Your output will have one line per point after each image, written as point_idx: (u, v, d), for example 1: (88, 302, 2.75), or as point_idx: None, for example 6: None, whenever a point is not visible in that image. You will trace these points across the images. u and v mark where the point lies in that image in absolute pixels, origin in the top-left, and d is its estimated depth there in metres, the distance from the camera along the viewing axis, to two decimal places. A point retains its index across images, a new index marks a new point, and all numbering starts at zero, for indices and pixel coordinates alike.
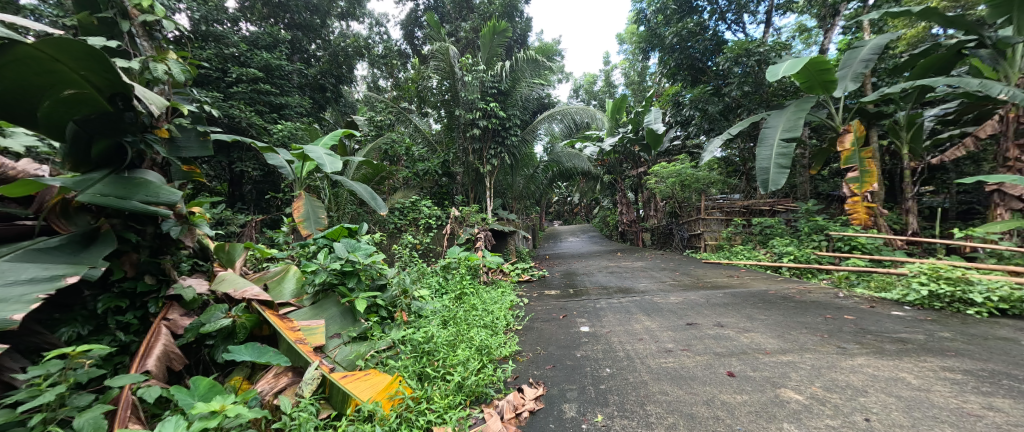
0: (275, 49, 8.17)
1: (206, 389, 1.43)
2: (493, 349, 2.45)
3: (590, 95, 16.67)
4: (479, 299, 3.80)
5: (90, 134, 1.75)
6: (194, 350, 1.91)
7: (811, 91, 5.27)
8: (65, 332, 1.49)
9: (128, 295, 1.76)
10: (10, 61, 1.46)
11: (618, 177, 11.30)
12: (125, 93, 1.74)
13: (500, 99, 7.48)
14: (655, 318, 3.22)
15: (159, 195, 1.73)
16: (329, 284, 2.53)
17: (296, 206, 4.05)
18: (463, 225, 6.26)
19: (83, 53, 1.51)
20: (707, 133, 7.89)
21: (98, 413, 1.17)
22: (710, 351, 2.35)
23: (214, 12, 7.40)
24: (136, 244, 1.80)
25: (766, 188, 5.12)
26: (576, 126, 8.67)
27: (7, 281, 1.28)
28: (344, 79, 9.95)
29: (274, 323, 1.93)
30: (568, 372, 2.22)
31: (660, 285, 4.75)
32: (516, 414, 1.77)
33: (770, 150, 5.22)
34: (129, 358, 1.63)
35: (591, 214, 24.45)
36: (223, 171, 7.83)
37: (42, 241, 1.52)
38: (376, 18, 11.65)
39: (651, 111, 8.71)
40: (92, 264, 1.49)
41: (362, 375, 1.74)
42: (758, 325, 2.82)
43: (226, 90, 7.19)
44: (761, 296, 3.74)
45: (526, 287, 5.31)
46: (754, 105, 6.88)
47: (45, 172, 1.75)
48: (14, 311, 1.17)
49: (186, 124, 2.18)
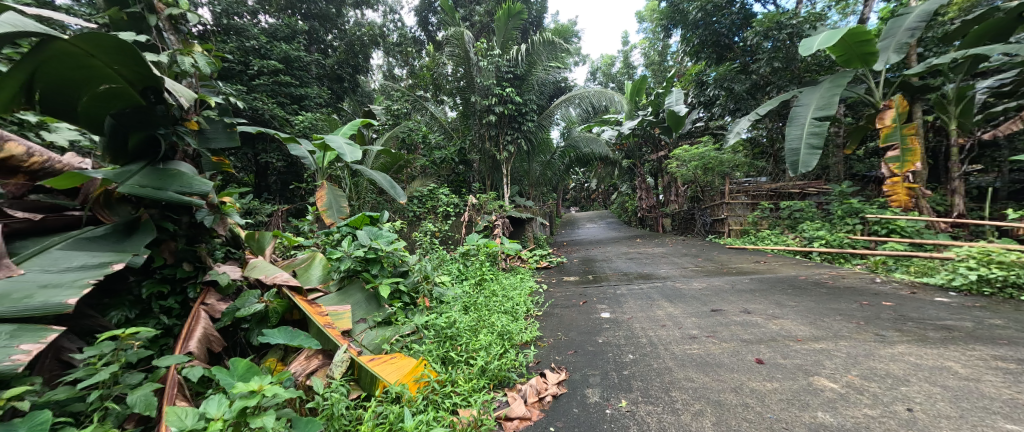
0: (294, 41, 8.30)
1: (244, 370, 1.44)
2: (514, 334, 2.48)
3: (608, 77, 16.26)
4: (498, 284, 3.84)
5: (126, 127, 1.83)
6: (232, 332, 2.02)
7: (848, 65, 4.93)
8: (115, 315, 1.60)
9: (169, 281, 1.86)
10: (50, 55, 1.49)
11: (637, 162, 11.13)
12: (155, 86, 1.79)
13: (515, 84, 7.48)
14: (677, 304, 3.18)
15: (192, 186, 1.79)
16: (354, 270, 2.61)
17: (319, 195, 4.14)
18: (481, 212, 6.29)
19: (116, 47, 1.54)
20: (732, 113, 7.55)
21: (148, 391, 1.24)
22: (736, 338, 2.29)
23: (234, 5, 7.56)
24: (173, 233, 1.88)
25: (796, 170, 4.86)
26: (593, 109, 8.51)
27: (61, 268, 1.37)
28: (360, 69, 10.05)
29: (303, 308, 2.01)
30: (590, 358, 2.22)
31: (681, 271, 4.67)
32: (539, 398, 1.79)
33: (801, 129, 4.96)
34: (173, 340, 1.73)
35: (609, 201, 24.33)
36: (250, 163, 8.11)
37: (89, 231, 1.62)
38: (389, 6, 11.29)
39: (672, 92, 8.43)
40: (134, 251, 1.58)
41: (388, 359, 1.79)
42: (788, 312, 2.72)
43: (249, 83, 7.39)
44: (791, 282, 3.63)
45: (545, 274, 5.32)
46: (784, 82, 6.57)
47: (87, 166, 1.85)
48: (69, 295, 1.25)
49: (214, 116, 2.22)
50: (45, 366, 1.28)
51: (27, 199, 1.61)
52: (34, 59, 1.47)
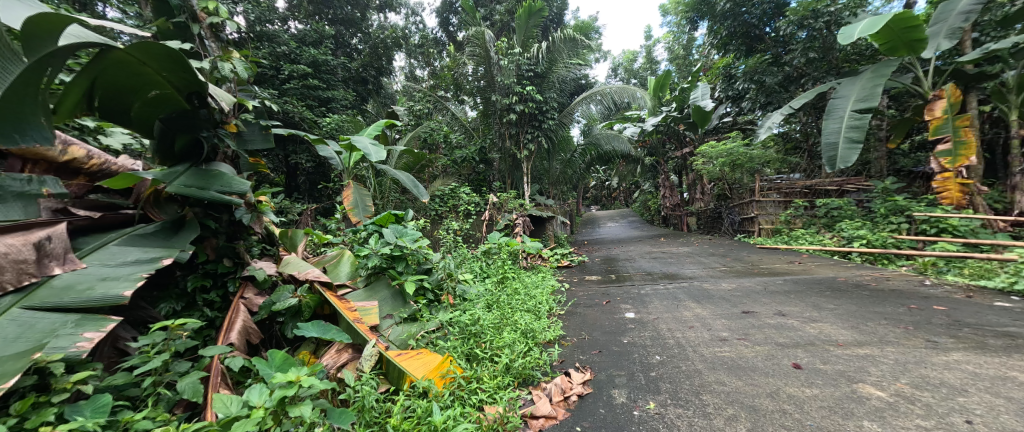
0: (321, 45, 8.59)
1: (281, 361, 1.51)
2: (538, 333, 2.48)
3: (630, 73, 15.94)
4: (520, 283, 3.85)
5: (173, 129, 1.94)
6: (268, 325, 2.11)
7: (893, 53, 4.62)
8: (164, 307, 1.71)
9: (211, 275, 1.97)
10: (108, 64, 1.57)
11: (661, 159, 10.87)
12: (199, 91, 1.89)
13: (536, 82, 7.48)
14: (706, 305, 3.08)
15: (232, 186, 1.88)
16: (380, 267, 2.68)
17: (346, 195, 4.26)
18: (502, 211, 6.32)
19: (166, 56, 1.61)
20: (763, 107, 7.24)
21: (195, 379, 1.31)
22: (771, 341, 2.19)
23: (266, 13, 7.90)
24: (215, 230, 1.98)
25: (834, 166, 4.61)
26: (615, 106, 8.36)
27: (118, 262, 1.48)
28: (384, 71, 10.29)
29: (334, 303, 2.07)
30: (615, 358, 2.18)
31: (709, 271, 4.52)
32: (564, 398, 1.78)
33: (840, 123, 4.70)
34: (215, 332, 1.83)
35: (631, 199, 23.91)
36: (281, 164, 8.46)
37: (141, 228, 1.74)
38: (411, 8, 11.47)
39: (698, 87, 8.17)
40: (181, 247, 1.68)
41: (415, 354, 1.83)
42: (827, 315, 2.59)
43: (280, 87, 7.71)
44: (829, 283, 3.44)
45: (566, 272, 5.28)
46: (821, 73, 6.24)
47: (139, 167, 1.98)
48: (125, 288, 1.34)
49: (251, 119, 2.32)
50: (104, 354, 1.38)
51: (87, 198, 1.74)
52: (94, 68, 1.55)
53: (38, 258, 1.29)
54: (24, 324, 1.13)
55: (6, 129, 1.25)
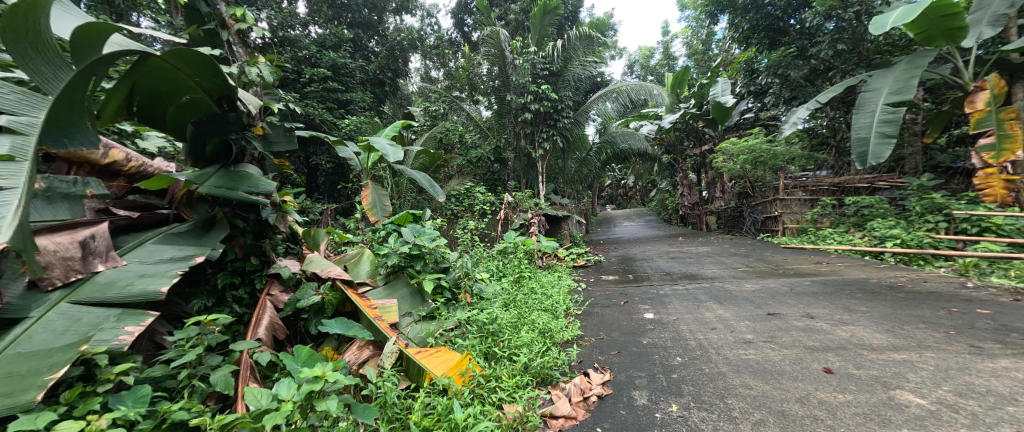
0: (340, 49, 8.79)
1: (307, 357, 1.55)
2: (555, 332, 2.47)
3: (646, 70, 15.69)
4: (537, 282, 3.84)
5: (204, 133, 2.03)
6: (293, 322, 2.17)
7: (930, 43, 4.38)
8: (196, 303, 1.79)
9: (239, 273, 2.04)
10: (146, 71, 1.65)
11: (679, 157, 10.64)
12: (229, 95, 1.96)
13: (551, 80, 7.45)
14: (728, 306, 3.00)
15: (259, 186, 1.94)
16: (399, 266, 2.71)
17: (364, 194, 4.33)
18: (517, 210, 6.32)
19: (198, 61, 1.68)
20: (787, 102, 6.99)
21: (227, 372, 1.36)
22: (799, 344, 2.12)
23: (288, 19, 8.15)
24: (242, 229, 2.05)
25: (865, 162, 4.41)
26: (632, 104, 8.21)
27: (155, 260, 1.55)
28: (400, 73, 10.44)
29: (355, 301, 2.11)
30: (635, 359, 2.15)
31: (730, 271, 4.40)
32: (584, 398, 1.76)
33: (871, 117, 4.49)
34: (244, 327, 1.90)
35: (648, 198, 23.54)
36: (302, 165, 8.70)
37: (175, 227, 1.81)
38: (427, 10, 11.60)
39: (718, 82, 7.97)
40: (212, 246, 1.74)
41: (434, 352, 1.85)
42: (859, 318, 2.48)
43: (301, 90, 7.93)
44: (860, 285, 3.30)
45: (582, 272, 5.24)
46: (850, 65, 6.00)
47: (173, 169, 2.07)
48: (162, 284, 1.40)
49: (276, 121, 2.39)
50: (143, 347, 1.45)
51: (126, 199, 1.82)
52: (133, 75, 1.63)
53: (83, 256, 1.36)
54: (72, 318, 1.19)
55: (57, 133, 1.29)
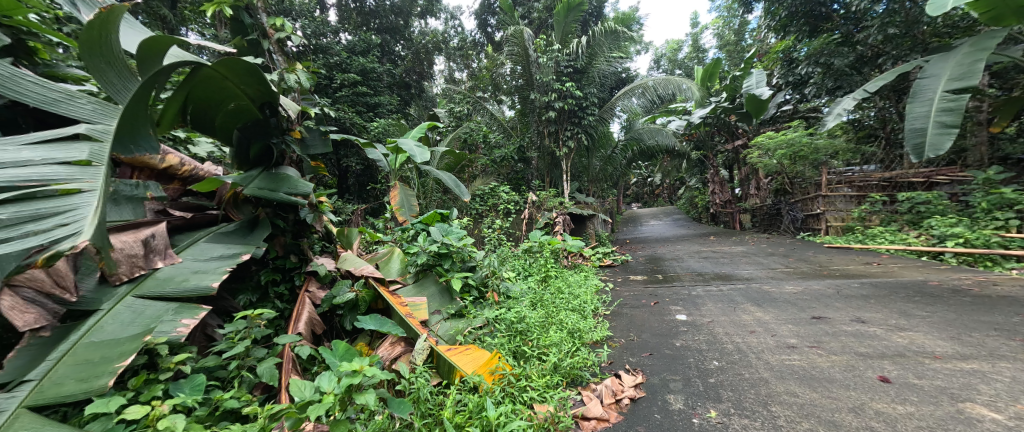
0: (369, 54, 9.06)
1: (344, 352, 1.61)
2: (584, 333, 2.43)
3: (674, 64, 15.22)
4: (563, 281, 3.80)
5: (249, 138, 2.14)
6: (329, 317, 2.26)
7: (995, 23, 4.01)
8: (243, 298, 1.89)
9: (280, 270, 2.14)
10: (199, 82, 1.75)
11: (709, 153, 10.24)
12: (270, 100, 2.06)
13: (576, 77, 7.37)
14: (768, 309, 2.85)
15: (298, 187, 2.03)
16: (428, 264, 2.76)
17: (393, 195, 4.44)
18: (541, 209, 6.29)
19: (244, 69, 1.78)
20: (830, 92, 6.54)
21: (272, 364, 1.44)
22: (849, 351, 1.98)
23: (320, 27, 8.47)
24: (283, 229, 2.15)
25: (921, 155, 4.05)
26: (660, 99, 7.95)
27: (207, 257, 1.65)
28: (425, 76, 10.64)
29: (387, 298, 2.16)
30: (668, 362, 2.09)
31: (768, 272, 4.18)
32: (615, 400, 1.73)
33: (928, 106, 4.13)
34: (285, 322, 1.99)
35: (676, 196, 22.86)
36: (334, 167, 9.03)
37: (223, 227, 1.93)
38: (450, 12, 11.75)
39: (752, 74, 7.60)
40: (257, 244, 1.84)
41: (464, 349, 1.87)
42: (918, 323, 2.29)
43: (333, 95, 8.23)
44: (917, 288, 3.05)
45: (609, 272, 5.15)
46: (902, 51, 5.54)
47: (221, 172, 2.20)
48: (213, 280, 1.49)
49: (312, 125, 2.50)
50: (197, 338, 1.55)
51: (180, 200, 1.97)
52: (188, 86, 1.73)
53: (145, 253, 1.47)
54: (137, 310, 1.29)
55: (125, 141, 1.39)
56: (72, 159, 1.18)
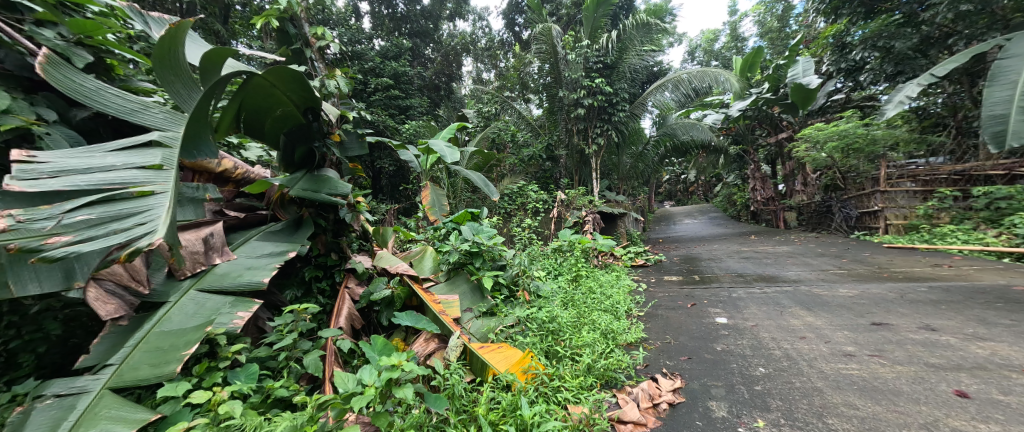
0: (400, 58, 9.33)
1: (382, 346, 1.66)
2: (618, 334, 2.37)
3: (710, 55, 14.54)
4: (595, 281, 3.73)
5: (294, 142, 2.26)
6: (367, 313, 2.34)
7: None
8: (289, 293, 2.01)
9: (322, 267, 2.25)
10: (251, 91, 1.86)
11: (749, 148, 9.70)
12: (313, 106, 2.16)
13: (606, 73, 7.18)
14: (820, 313, 2.66)
15: (338, 188, 2.12)
16: (460, 263, 2.80)
17: (424, 195, 4.53)
18: (570, 208, 6.21)
19: (291, 77, 1.87)
20: (891, 78, 6.05)
21: (318, 357, 1.51)
22: (918, 361, 1.81)
23: (355, 34, 8.81)
24: (324, 228, 2.26)
25: (1001, 145, 3.55)
26: (695, 93, 7.59)
27: (258, 254, 1.76)
28: (454, 77, 10.82)
29: (421, 296, 2.21)
30: (708, 367, 1.99)
31: (818, 274, 3.90)
32: (653, 405, 1.67)
33: (1009, 90, 3.69)
34: (327, 316, 2.09)
35: (712, 193, 21.86)
36: (368, 169, 9.37)
37: (272, 226, 2.05)
38: (478, 14, 11.86)
39: (799, 62, 7.16)
40: (301, 243, 1.94)
41: (496, 347, 1.88)
42: (1000, 333, 2.05)
43: (367, 99, 8.54)
44: (998, 293, 2.73)
45: (642, 272, 5.00)
46: (977, 29, 4.98)
47: (270, 174, 2.34)
48: (263, 276, 1.59)
49: (350, 128, 2.60)
50: (250, 330, 1.66)
51: (234, 202, 2.11)
52: (241, 95, 1.85)
53: (205, 250, 1.59)
54: (199, 303, 1.40)
55: (189, 146, 1.50)
56: (147, 164, 1.30)
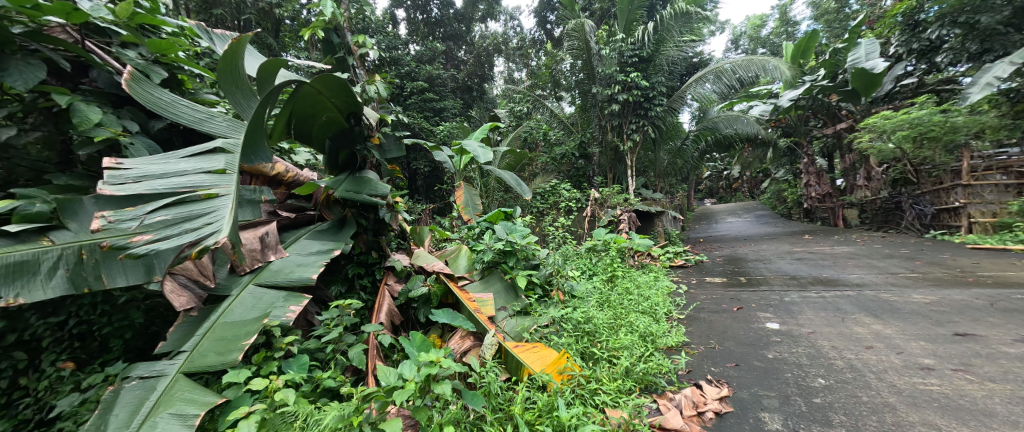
0: (434, 61, 9.56)
1: (421, 343, 1.71)
2: (658, 337, 2.30)
3: (755, 43, 13.66)
4: (632, 282, 3.62)
5: (337, 145, 2.38)
6: (405, 309, 2.42)
7: None
8: (334, 289, 2.12)
9: (364, 265, 2.36)
10: (300, 99, 1.98)
11: (801, 141, 9.02)
12: (355, 110, 2.26)
13: (641, 67, 6.85)
14: (888, 321, 2.42)
15: (377, 189, 2.20)
16: (494, 262, 2.82)
17: (458, 194, 4.61)
18: (605, 206, 6.07)
19: (335, 84, 1.97)
20: (975, 57, 5.44)
21: (361, 350, 1.59)
22: (1013, 379, 1.60)
23: (392, 40, 9.12)
24: (365, 227, 2.36)
25: None
26: (740, 83, 7.10)
27: (307, 252, 1.87)
28: (486, 78, 10.92)
29: (456, 294, 2.25)
30: (759, 376, 1.88)
31: (885, 278, 3.54)
32: (698, 413, 1.60)
33: None
34: (368, 312, 2.18)
35: (758, 190, 20.55)
36: (405, 170, 9.69)
37: (318, 225, 2.17)
38: (510, 13, 11.90)
39: (862, 44, 6.58)
40: (345, 241, 2.04)
41: (531, 347, 1.88)
42: None
43: (403, 103, 8.83)
44: None
45: (682, 273, 4.79)
46: None
47: (317, 177, 2.48)
48: (311, 273, 1.69)
49: (388, 130, 2.70)
50: (301, 323, 1.77)
51: (286, 203, 2.26)
52: (292, 104, 1.96)
53: (262, 247, 1.72)
54: (257, 296, 1.51)
55: (248, 152, 1.62)
56: (213, 168, 1.42)
